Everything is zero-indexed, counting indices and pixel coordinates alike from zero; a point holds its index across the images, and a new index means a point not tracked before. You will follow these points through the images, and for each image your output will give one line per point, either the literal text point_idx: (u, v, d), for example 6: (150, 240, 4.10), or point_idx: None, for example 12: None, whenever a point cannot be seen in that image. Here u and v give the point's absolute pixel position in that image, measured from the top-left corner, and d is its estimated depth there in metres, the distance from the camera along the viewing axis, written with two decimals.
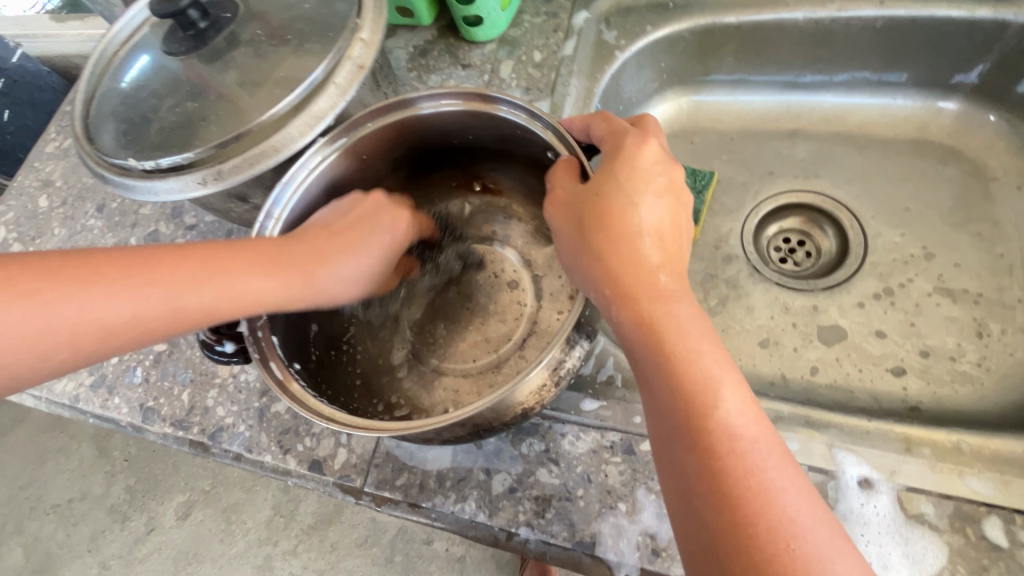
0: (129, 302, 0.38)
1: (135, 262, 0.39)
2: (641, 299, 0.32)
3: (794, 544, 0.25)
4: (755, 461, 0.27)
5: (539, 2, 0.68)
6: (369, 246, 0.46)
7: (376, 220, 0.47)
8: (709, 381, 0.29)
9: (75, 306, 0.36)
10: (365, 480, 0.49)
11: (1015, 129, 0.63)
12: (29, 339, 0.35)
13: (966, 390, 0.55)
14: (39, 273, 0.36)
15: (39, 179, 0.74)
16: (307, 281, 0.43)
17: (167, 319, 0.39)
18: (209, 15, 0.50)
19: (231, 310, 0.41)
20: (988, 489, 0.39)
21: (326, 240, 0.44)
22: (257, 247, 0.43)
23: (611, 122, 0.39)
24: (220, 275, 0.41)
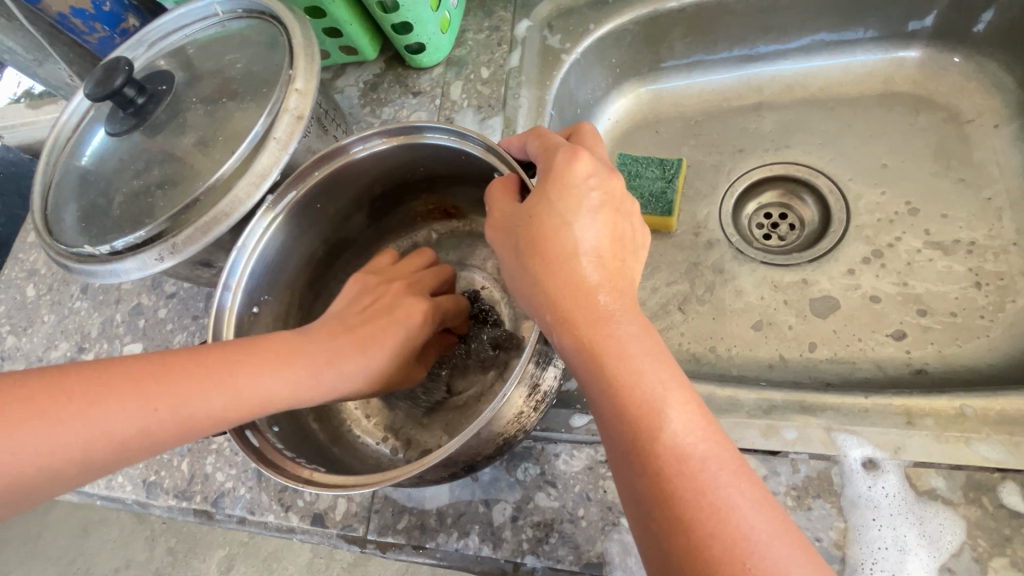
0: (131, 418, 0.36)
1: (138, 375, 0.37)
2: (582, 323, 0.33)
3: (748, 560, 0.26)
4: (706, 479, 0.28)
5: (480, 18, 0.67)
6: (385, 338, 0.43)
7: (396, 312, 0.44)
8: (654, 402, 0.30)
9: (77, 428, 0.35)
10: (367, 528, 0.48)
11: (982, 66, 0.61)
12: (28, 465, 0.34)
13: (971, 345, 0.53)
14: (63, 390, 0.35)
15: (24, 269, 0.75)
16: (316, 379, 0.40)
17: (175, 429, 0.37)
18: (145, 89, 0.50)
19: (238, 415, 0.39)
20: (998, 453, 0.37)
21: (344, 332, 0.43)
22: (268, 346, 0.41)
23: (543, 139, 0.41)
24: (228, 380, 0.39)
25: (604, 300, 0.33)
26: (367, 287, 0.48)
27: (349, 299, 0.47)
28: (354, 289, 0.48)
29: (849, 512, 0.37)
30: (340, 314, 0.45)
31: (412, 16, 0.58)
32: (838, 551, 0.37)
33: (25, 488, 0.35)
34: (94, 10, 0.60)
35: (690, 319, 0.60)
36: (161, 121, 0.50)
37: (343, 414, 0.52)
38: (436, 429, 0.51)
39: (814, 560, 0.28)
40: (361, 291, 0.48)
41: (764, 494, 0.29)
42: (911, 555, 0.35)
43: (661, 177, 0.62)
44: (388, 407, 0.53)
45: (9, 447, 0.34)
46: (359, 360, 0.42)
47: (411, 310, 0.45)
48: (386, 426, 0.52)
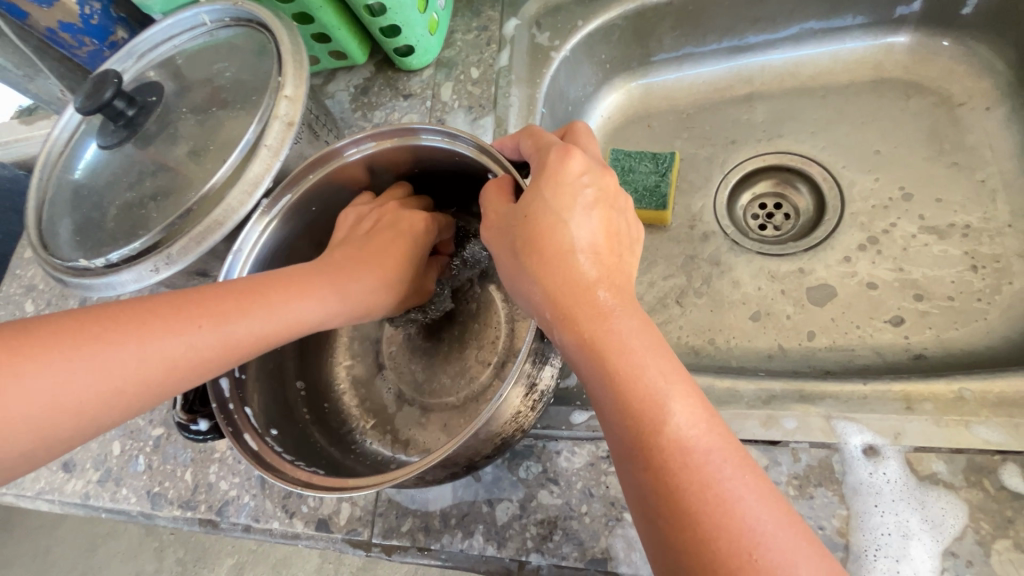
0: (176, 340, 0.37)
1: (174, 302, 0.38)
2: (581, 320, 0.33)
3: (754, 552, 0.26)
4: (709, 472, 0.28)
5: (468, 18, 0.67)
6: (397, 252, 0.46)
7: (401, 228, 0.47)
8: (655, 397, 0.30)
9: (124, 353, 0.35)
10: (372, 531, 0.48)
11: (971, 50, 0.61)
12: (77, 394, 0.34)
13: (969, 329, 0.53)
14: (99, 320, 0.35)
15: (22, 285, 0.75)
16: (346, 293, 0.43)
17: (219, 351, 0.38)
18: (135, 101, 0.50)
19: (280, 333, 0.41)
20: (998, 436, 0.37)
21: (360, 252, 0.45)
22: (293, 272, 0.43)
23: (534, 137, 0.41)
24: (266, 301, 0.40)
25: (603, 296, 0.33)
26: (363, 211, 0.49)
27: (349, 226, 0.49)
28: (351, 218, 0.49)
29: (851, 499, 0.37)
30: (346, 239, 0.48)
31: (399, 19, 0.58)
32: (841, 539, 0.37)
33: (76, 422, 0.34)
34: (82, 23, 0.60)
35: (688, 312, 0.60)
36: (152, 133, 0.50)
37: (343, 418, 0.52)
38: (435, 429, 0.51)
39: (819, 551, 0.28)
40: (357, 217, 0.49)
41: (767, 486, 0.29)
42: (914, 540, 0.35)
43: (654, 171, 0.62)
44: (388, 410, 0.53)
45: (54, 377, 0.33)
46: (381, 274, 0.45)
47: (412, 221, 0.47)
48: (385, 428, 0.52)
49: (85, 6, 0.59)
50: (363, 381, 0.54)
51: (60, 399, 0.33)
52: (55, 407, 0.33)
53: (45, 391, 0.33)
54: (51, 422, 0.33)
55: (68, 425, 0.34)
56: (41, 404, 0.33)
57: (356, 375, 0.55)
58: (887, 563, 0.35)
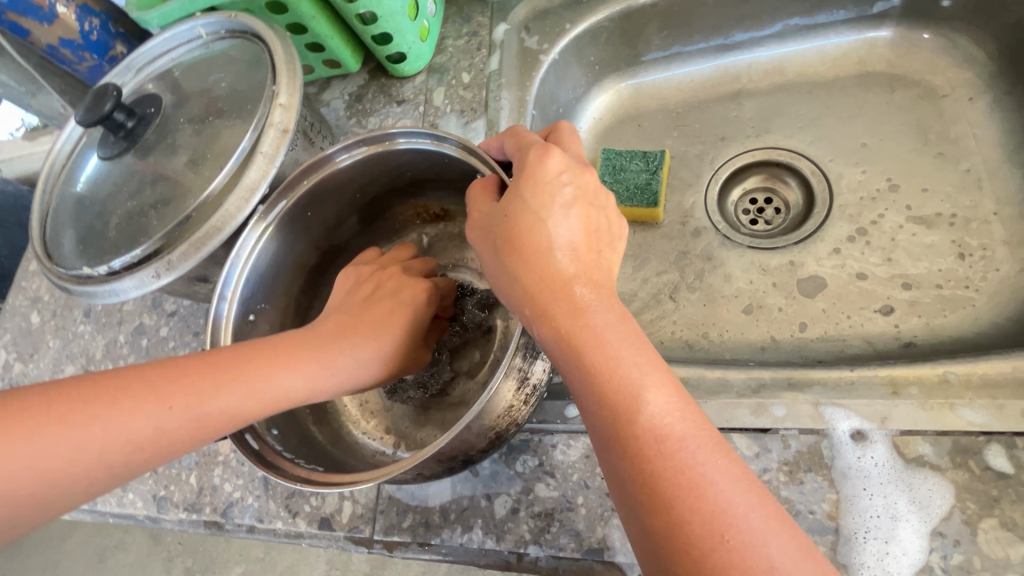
0: (147, 421, 0.37)
1: (153, 378, 0.38)
2: (560, 315, 0.34)
3: (726, 533, 0.27)
4: (684, 457, 0.29)
5: (459, 24, 0.68)
6: (391, 322, 0.45)
7: (399, 295, 0.47)
8: (631, 387, 0.31)
9: (97, 432, 0.36)
10: (373, 528, 0.49)
11: (952, 42, 0.62)
12: (55, 471, 0.35)
13: (957, 316, 0.53)
14: (80, 396, 0.36)
15: (27, 297, 0.76)
16: (330, 369, 0.42)
17: (190, 430, 0.38)
18: (134, 113, 0.52)
19: (256, 411, 0.40)
20: (982, 417, 0.37)
21: (349, 325, 0.44)
22: (277, 346, 0.42)
23: (519, 138, 0.42)
24: (242, 378, 0.40)
25: (581, 291, 0.34)
26: (361, 277, 0.50)
27: (345, 292, 0.49)
28: (351, 279, 0.50)
29: (841, 483, 0.38)
30: (340, 306, 0.47)
31: (391, 27, 0.59)
32: (831, 522, 0.37)
33: (55, 494, 0.36)
34: (82, 39, 0.61)
35: (681, 307, 0.61)
36: (151, 143, 0.52)
37: (342, 417, 0.53)
38: (432, 425, 0.52)
39: (792, 528, 0.29)
40: (357, 280, 0.50)
41: (741, 467, 0.30)
42: (902, 521, 0.36)
43: (645, 169, 0.63)
44: (386, 409, 0.54)
45: (35, 453, 0.35)
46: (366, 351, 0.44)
47: (409, 290, 0.47)
48: (384, 426, 0.53)
49: (84, 22, 0.61)
50: None
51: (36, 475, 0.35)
52: (32, 482, 0.35)
53: (25, 467, 0.34)
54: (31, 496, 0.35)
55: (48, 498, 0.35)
56: (20, 480, 0.34)
57: None
58: (876, 545, 0.36)
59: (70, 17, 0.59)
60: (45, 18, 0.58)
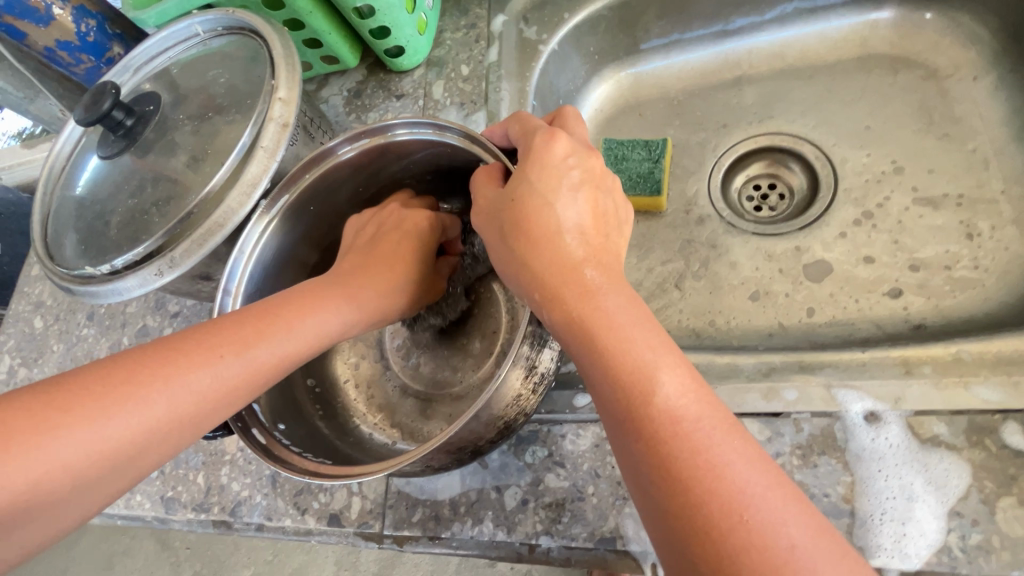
0: (204, 373, 0.37)
1: (195, 337, 0.38)
2: (570, 299, 0.33)
3: (746, 514, 0.27)
4: (699, 439, 0.29)
5: (456, 17, 0.68)
6: (403, 256, 0.49)
7: (405, 228, 0.49)
8: (645, 369, 0.31)
9: (156, 392, 0.35)
10: (383, 523, 0.48)
11: (954, 22, 0.61)
12: (121, 438, 0.34)
13: (966, 297, 0.53)
14: (125, 365, 0.35)
15: (30, 302, 0.76)
16: (360, 303, 0.45)
17: (247, 376, 0.38)
18: (133, 111, 0.51)
19: (304, 350, 0.41)
20: (997, 395, 0.37)
21: (366, 263, 0.47)
22: (305, 290, 0.44)
23: (523, 124, 0.42)
24: (284, 322, 0.40)
25: (591, 274, 0.34)
26: (366, 218, 0.51)
27: (353, 235, 0.51)
28: (355, 224, 0.51)
29: (855, 466, 0.38)
30: (350, 247, 0.50)
31: (388, 20, 0.59)
32: (846, 505, 0.37)
33: (124, 463, 0.34)
34: (79, 41, 0.61)
35: (688, 295, 0.60)
36: (150, 141, 0.51)
37: (348, 412, 0.53)
38: (437, 419, 0.51)
39: (810, 511, 0.28)
40: (362, 222, 0.51)
41: (756, 450, 0.29)
42: (918, 502, 0.36)
43: (647, 158, 0.62)
44: (392, 403, 0.53)
45: (93, 425, 0.33)
46: (386, 283, 0.47)
47: (416, 220, 0.50)
48: (391, 421, 0.53)
49: (80, 23, 0.60)
50: (367, 376, 0.55)
51: (100, 446, 0.33)
52: (95, 456, 0.33)
53: (85, 443, 0.32)
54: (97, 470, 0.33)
55: (115, 470, 0.34)
56: (80, 456, 0.32)
57: (361, 372, 0.55)
58: (893, 527, 0.36)
59: (66, 18, 0.59)
60: (42, 20, 0.58)
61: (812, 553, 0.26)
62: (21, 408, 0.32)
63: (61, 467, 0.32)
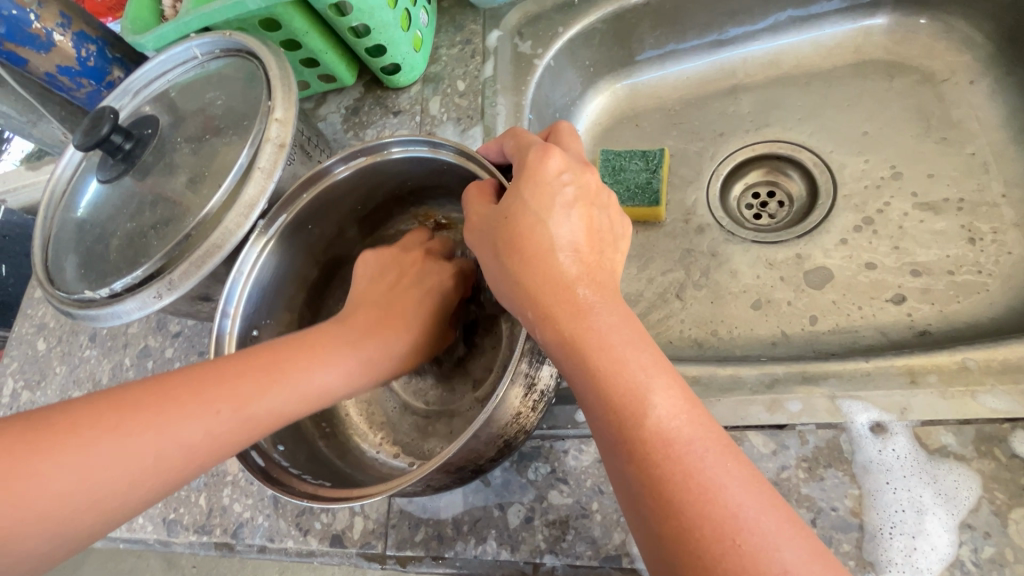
0: (196, 426, 0.37)
1: (192, 384, 0.38)
2: (562, 318, 0.33)
3: (738, 538, 0.26)
4: (691, 460, 0.28)
5: (452, 33, 0.68)
6: (417, 315, 0.47)
7: (426, 283, 0.49)
8: (637, 389, 0.30)
9: (141, 441, 0.35)
10: (386, 543, 0.48)
11: (948, 27, 0.61)
12: (95, 486, 0.34)
13: (970, 302, 0.52)
14: (118, 408, 0.35)
15: (33, 324, 0.76)
16: (368, 362, 0.43)
17: (239, 432, 0.38)
18: (131, 134, 0.52)
19: (302, 407, 0.41)
20: (1006, 403, 0.36)
21: (381, 314, 0.46)
22: (313, 338, 0.43)
23: (517, 139, 0.42)
24: (283, 376, 0.40)
25: (584, 293, 0.34)
26: (384, 259, 0.50)
27: (367, 278, 0.50)
28: (374, 258, 0.51)
29: (863, 478, 0.37)
30: (366, 293, 0.48)
31: (384, 39, 0.59)
32: (855, 519, 0.36)
33: (101, 511, 0.34)
34: (79, 66, 0.62)
35: (689, 305, 0.60)
36: (149, 164, 0.52)
37: (349, 430, 0.53)
38: (438, 436, 0.51)
39: (805, 533, 0.27)
40: (379, 263, 0.50)
41: (751, 471, 0.29)
42: (928, 515, 0.35)
43: (645, 169, 0.62)
44: (393, 421, 0.53)
45: (78, 471, 0.33)
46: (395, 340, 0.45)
47: (439, 277, 0.49)
48: (391, 439, 0.52)
49: (81, 48, 0.61)
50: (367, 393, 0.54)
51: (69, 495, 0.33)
52: (76, 501, 0.33)
53: (64, 488, 0.33)
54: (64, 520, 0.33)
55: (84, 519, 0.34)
56: (58, 500, 0.33)
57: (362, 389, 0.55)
58: (903, 541, 0.35)
59: (66, 43, 0.60)
60: (43, 46, 0.58)
61: None
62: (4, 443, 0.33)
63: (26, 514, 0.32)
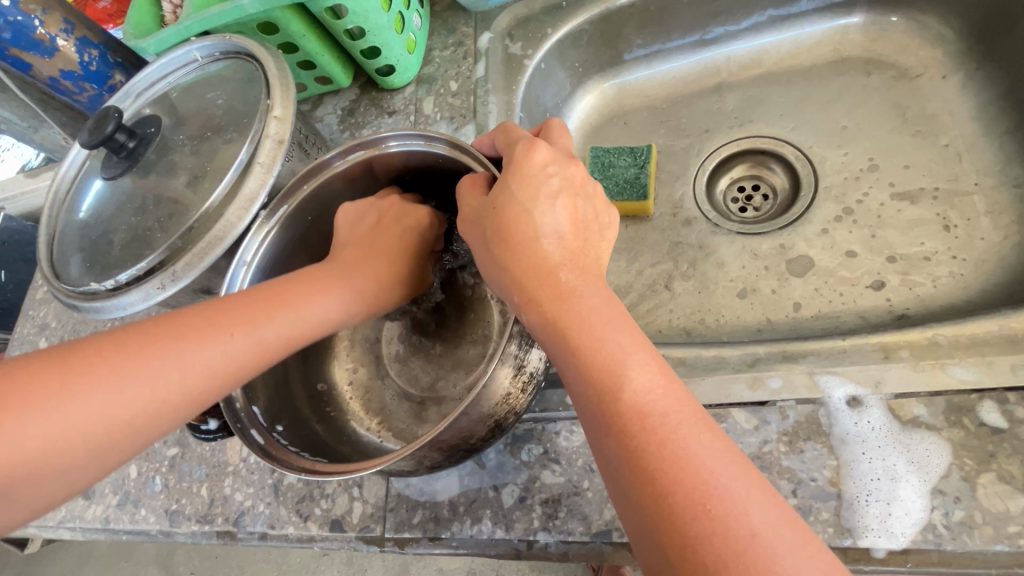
0: (214, 348, 0.38)
1: (205, 315, 0.39)
2: (544, 301, 0.35)
3: (708, 504, 0.28)
4: (666, 432, 0.30)
5: (444, 35, 0.70)
6: (401, 251, 0.49)
7: (405, 221, 0.49)
8: (615, 366, 0.32)
9: (170, 363, 0.37)
10: (384, 527, 0.49)
11: (921, 24, 0.64)
12: (125, 410, 0.36)
13: (945, 286, 0.55)
14: (140, 337, 0.37)
15: (35, 325, 0.77)
16: (364, 293, 0.46)
17: (253, 354, 0.40)
18: (135, 133, 0.53)
19: (307, 334, 0.43)
20: (972, 374, 0.38)
21: (367, 252, 0.48)
22: (311, 275, 0.45)
23: (507, 134, 0.44)
24: (290, 305, 0.42)
25: (565, 277, 0.35)
26: (361, 207, 0.50)
27: (347, 224, 0.50)
28: (352, 209, 0.50)
29: (840, 450, 0.39)
30: (348, 240, 0.49)
31: (378, 41, 0.61)
32: (833, 488, 0.38)
33: (135, 431, 0.36)
34: (82, 70, 0.63)
35: (678, 295, 0.61)
36: (152, 162, 0.54)
37: (346, 417, 0.54)
38: (431, 421, 0.52)
39: (775, 500, 0.29)
40: (356, 212, 0.50)
41: (725, 442, 0.30)
42: (902, 482, 0.37)
43: (633, 164, 0.64)
44: (389, 408, 0.55)
45: (107, 394, 0.35)
46: (387, 275, 0.48)
47: (418, 216, 0.50)
48: (388, 424, 0.54)
49: (83, 53, 0.63)
50: (365, 381, 0.56)
51: (106, 419, 0.35)
52: (112, 421, 0.35)
53: (97, 410, 0.35)
54: (90, 451, 0.35)
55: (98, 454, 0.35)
56: (94, 421, 0.35)
57: (358, 378, 0.56)
58: (879, 507, 0.37)
59: (69, 48, 0.61)
60: (47, 51, 0.60)
61: (773, 540, 0.27)
62: (38, 374, 0.34)
63: (57, 444, 0.34)
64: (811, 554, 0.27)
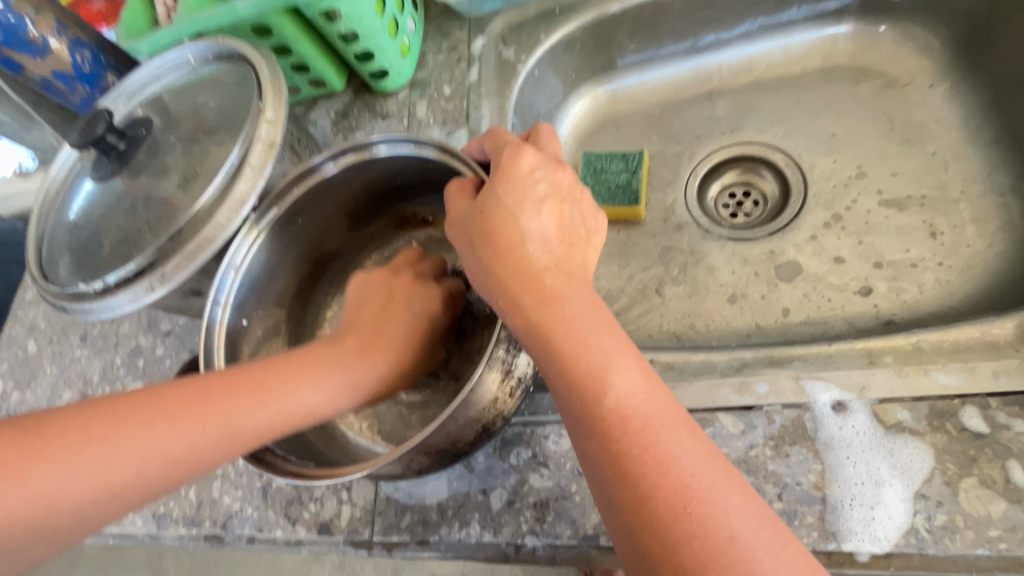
0: (182, 440, 0.38)
1: (181, 398, 0.39)
2: (529, 306, 0.35)
3: (689, 506, 0.28)
4: (648, 436, 0.30)
5: (438, 39, 0.70)
6: (405, 339, 0.47)
7: (411, 301, 0.49)
8: (598, 371, 0.32)
9: (136, 450, 0.37)
10: (372, 530, 0.49)
11: (908, 34, 0.65)
12: (81, 494, 0.36)
13: (931, 293, 0.55)
14: (110, 420, 0.37)
15: (24, 325, 0.76)
16: (354, 387, 0.44)
17: (223, 446, 0.39)
18: (126, 135, 0.54)
19: (285, 427, 0.41)
20: (956, 380, 0.39)
21: (367, 339, 0.46)
22: (298, 357, 0.44)
23: (497, 139, 0.45)
24: (272, 392, 0.41)
25: (550, 282, 0.35)
26: (373, 282, 0.51)
27: (357, 301, 0.50)
28: (363, 282, 0.51)
29: (826, 454, 0.39)
30: (355, 316, 0.49)
31: (372, 45, 0.61)
32: (818, 492, 0.38)
33: (92, 510, 0.36)
34: (74, 70, 0.63)
35: (668, 300, 0.62)
36: (142, 163, 0.54)
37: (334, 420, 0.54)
38: (419, 424, 0.52)
39: (755, 501, 0.29)
40: (368, 285, 0.51)
41: (706, 445, 0.30)
42: (886, 486, 0.37)
43: (625, 170, 0.65)
44: (378, 411, 0.54)
45: (65, 480, 0.35)
46: (385, 368, 0.46)
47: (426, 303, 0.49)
48: (376, 427, 0.54)
49: (75, 54, 0.63)
50: None
51: (61, 503, 0.35)
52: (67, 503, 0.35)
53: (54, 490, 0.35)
54: (44, 529, 0.35)
55: (50, 536, 0.36)
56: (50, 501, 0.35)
57: None
58: (862, 512, 0.37)
59: (62, 49, 0.61)
60: (38, 51, 0.60)
61: (751, 542, 0.27)
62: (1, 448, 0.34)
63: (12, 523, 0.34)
64: (789, 556, 0.27)
